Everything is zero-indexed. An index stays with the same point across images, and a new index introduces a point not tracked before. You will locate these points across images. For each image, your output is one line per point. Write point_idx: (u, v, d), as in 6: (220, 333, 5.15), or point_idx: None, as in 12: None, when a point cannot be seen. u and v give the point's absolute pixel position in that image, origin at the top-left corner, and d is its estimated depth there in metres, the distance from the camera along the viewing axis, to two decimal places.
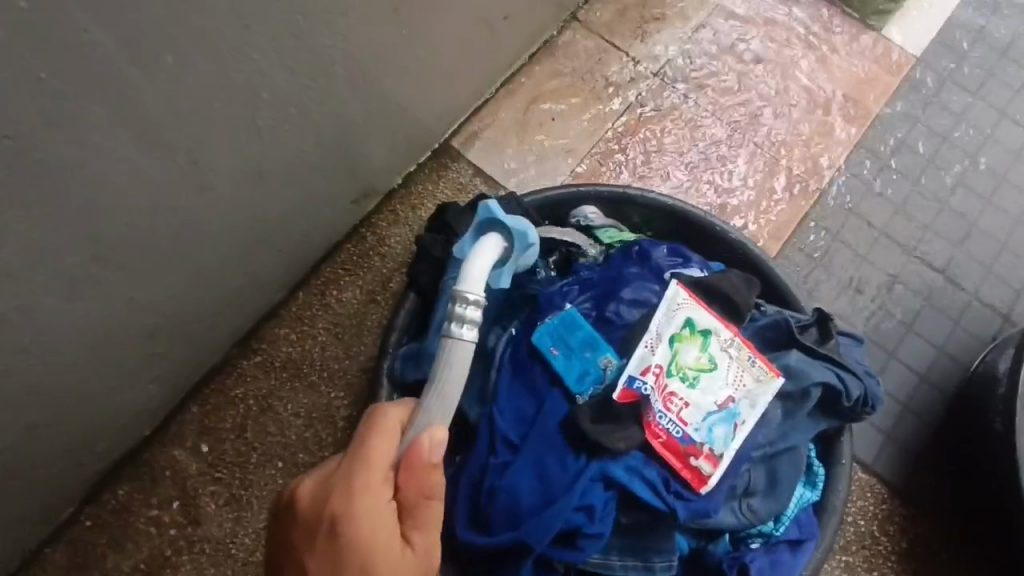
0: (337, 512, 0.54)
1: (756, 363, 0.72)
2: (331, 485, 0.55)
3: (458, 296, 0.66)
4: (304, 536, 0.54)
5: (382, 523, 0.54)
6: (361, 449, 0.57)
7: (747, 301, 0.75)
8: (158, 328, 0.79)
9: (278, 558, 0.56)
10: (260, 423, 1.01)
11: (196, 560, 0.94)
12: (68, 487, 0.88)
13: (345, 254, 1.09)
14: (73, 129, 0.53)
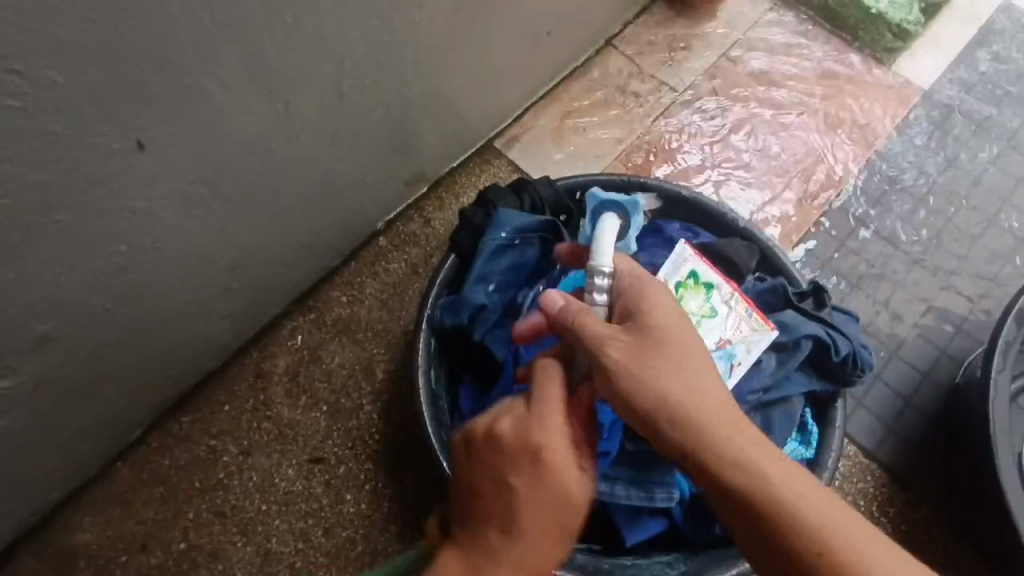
0: (539, 431, 0.65)
1: (753, 316, 0.81)
2: (527, 419, 0.66)
3: (595, 270, 0.71)
4: (510, 453, 0.65)
5: (565, 450, 0.65)
6: (544, 391, 0.68)
7: (746, 262, 0.86)
8: (237, 263, 0.93)
9: (477, 479, 0.66)
10: (309, 371, 1.13)
11: (245, 486, 1.05)
12: (144, 403, 1.01)
13: (395, 232, 1.23)
14: (209, 61, 0.69)
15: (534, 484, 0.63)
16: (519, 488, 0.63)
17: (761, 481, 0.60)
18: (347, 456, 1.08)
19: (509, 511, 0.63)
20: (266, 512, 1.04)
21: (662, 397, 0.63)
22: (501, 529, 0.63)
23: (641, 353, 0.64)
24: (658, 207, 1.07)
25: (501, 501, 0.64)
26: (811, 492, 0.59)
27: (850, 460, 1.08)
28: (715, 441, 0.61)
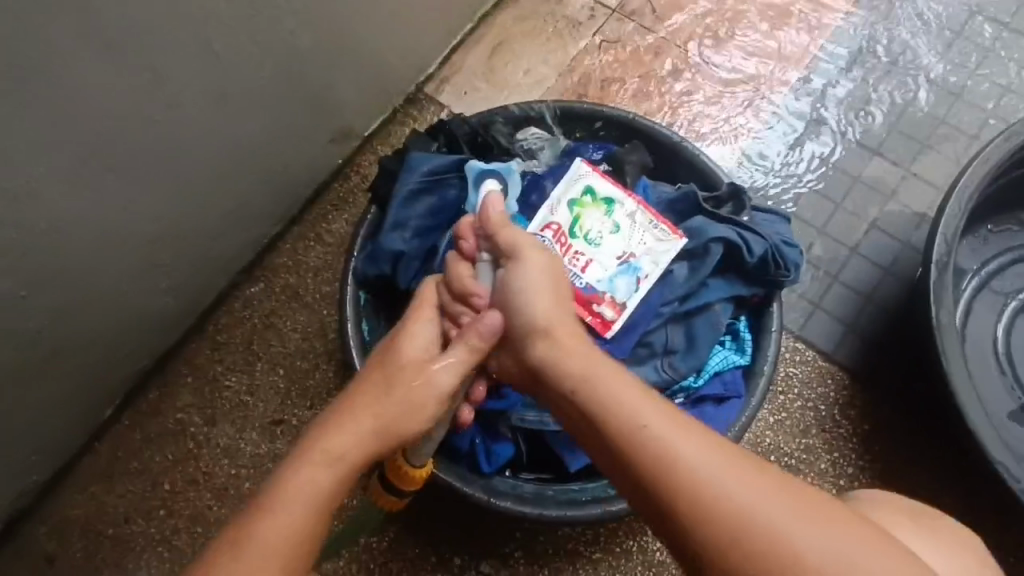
0: (392, 354, 0.72)
1: (659, 227, 0.80)
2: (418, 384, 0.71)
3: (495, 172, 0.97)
4: (391, 362, 0.71)
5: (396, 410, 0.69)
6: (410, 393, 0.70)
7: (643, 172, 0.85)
8: (154, 237, 0.95)
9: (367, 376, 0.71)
10: (263, 338, 1.16)
11: (212, 452, 1.11)
12: (103, 386, 1.05)
13: (334, 192, 1.23)
14: (39, 33, 0.69)
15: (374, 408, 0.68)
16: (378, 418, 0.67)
17: (614, 402, 0.63)
18: (307, 415, 1.12)
19: (383, 400, 0.68)
20: (237, 475, 1.09)
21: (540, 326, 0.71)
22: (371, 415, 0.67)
23: (537, 281, 0.74)
24: (583, 130, 1.03)
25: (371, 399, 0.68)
26: (658, 415, 0.61)
27: (809, 366, 1.04)
28: (574, 365, 0.67)
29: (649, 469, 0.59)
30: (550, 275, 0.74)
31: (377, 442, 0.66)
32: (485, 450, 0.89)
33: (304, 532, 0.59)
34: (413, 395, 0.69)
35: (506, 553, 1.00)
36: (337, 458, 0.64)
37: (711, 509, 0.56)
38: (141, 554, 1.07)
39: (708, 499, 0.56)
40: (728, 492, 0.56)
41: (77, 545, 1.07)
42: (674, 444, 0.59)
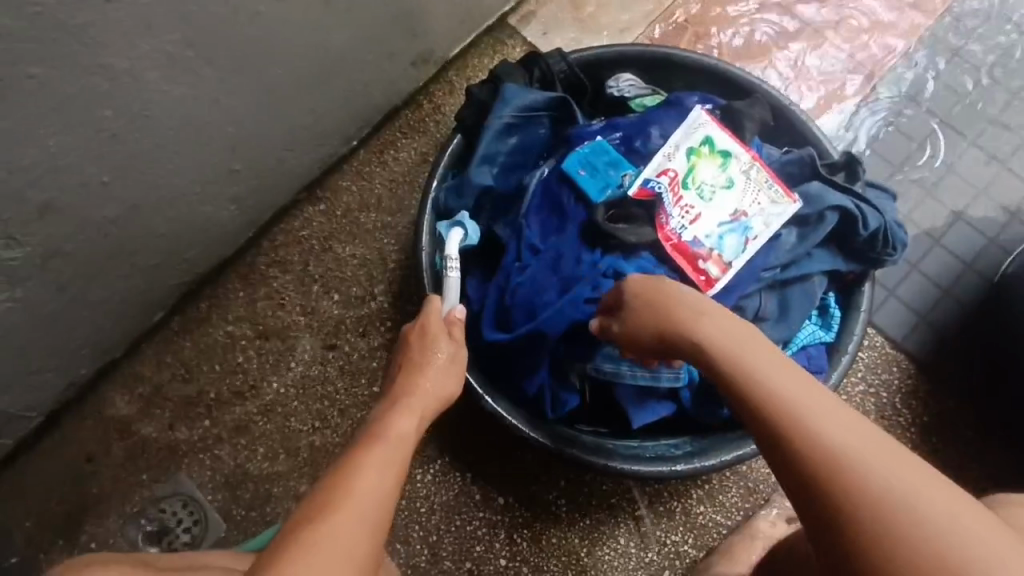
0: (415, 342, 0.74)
1: (773, 187, 0.80)
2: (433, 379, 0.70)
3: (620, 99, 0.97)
4: (418, 344, 0.74)
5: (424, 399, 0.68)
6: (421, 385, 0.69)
7: (752, 130, 0.86)
8: (235, 140, 0.91)
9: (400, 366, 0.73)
10: (321, 260, 1.13)
11: (262, 367, 1.09)
12: (162, 289, 1.03)
13: (405, 119, 1.18)
14: None
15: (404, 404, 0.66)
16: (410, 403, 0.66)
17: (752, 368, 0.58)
18: (361, 343, 1.10)
19: (424, 369, 0.71)
20: (285, 393, 1.08)
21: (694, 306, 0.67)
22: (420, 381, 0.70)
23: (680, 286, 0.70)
24: (682, 81, 0.98)
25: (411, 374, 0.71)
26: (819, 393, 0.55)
27: (876, 351, 1.03)
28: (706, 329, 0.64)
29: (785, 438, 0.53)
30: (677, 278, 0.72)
31: (430, 393, 0.69)
32: (553, 397, 0.86)
33: (403, 459, 0.59)
34: (445, 358, 0.73)
35: (549, 499, 0.99)
36: (404, 405, 0.66)
37: (831, 473, 0.50)
38: (183, 459, 1.06)
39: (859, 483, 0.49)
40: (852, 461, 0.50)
41: (120, 443, 1.06)
42: (826, 425, 0.52)
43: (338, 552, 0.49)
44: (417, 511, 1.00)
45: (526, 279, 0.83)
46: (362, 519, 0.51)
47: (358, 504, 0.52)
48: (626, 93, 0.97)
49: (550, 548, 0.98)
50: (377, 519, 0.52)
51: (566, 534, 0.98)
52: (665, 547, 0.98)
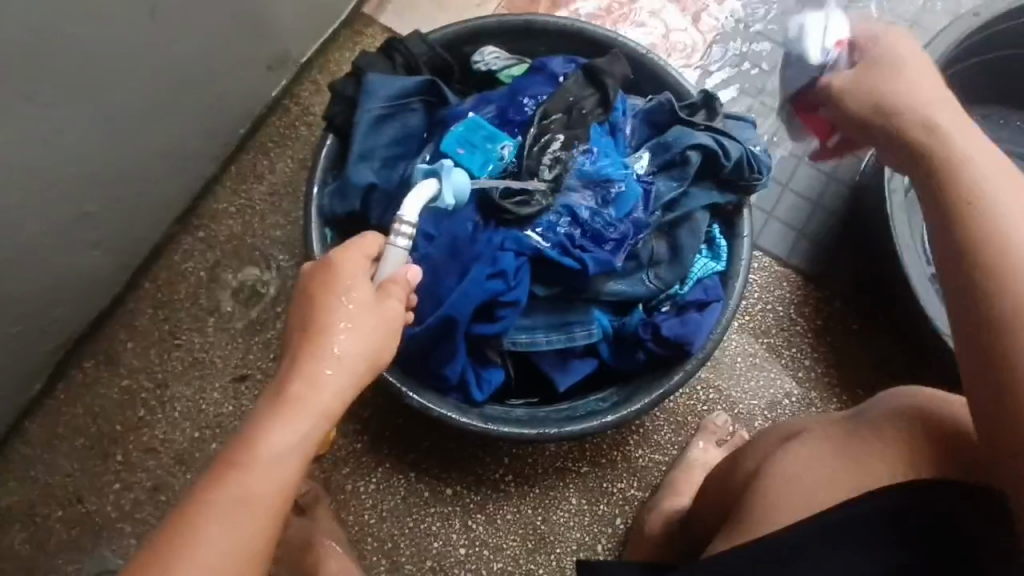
0: (321, 294, 0.58)
1: None
2: (342, 360, 0.56)
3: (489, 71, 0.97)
4: (320, 306, 0.58)
5: (326, 388, 0.55)
6: (330, 365, 0.56)
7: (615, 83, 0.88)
8: (81, 182, 0.84)
9: (302, 326, 0.57)
10: (212, 291, 1.07)
11: (170, 417, 1.02)
12: (34, 357, 0.93)
13: (273, 127, 1.13)
14: None
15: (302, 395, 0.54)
16: (307, 396, 0.54)
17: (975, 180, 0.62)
18: (273, 367, 1.05)
19: (328, 338, 0.56)
20: (200, 437, 1.02)
21: (945, 127, 0.65)
22: (320, 362, 0.56)
23: (932, 80, 0.68)
24: (544, 46, 0.99)
25: (310, 342, 0.56)
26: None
27: (767, 271, 1.11)
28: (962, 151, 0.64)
29: (1017, 287, 0.58)
30: (935, 75, 0.69)
31: (329, 378, 0.55)
32: (476, 378, 0.86)
33: (284, 482, 0.52)
34: (354, 318, 0.58)
35: (496, 479, 1.00)
36: (299, 398, 0.54)
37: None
38: (101, 533, 0.98)
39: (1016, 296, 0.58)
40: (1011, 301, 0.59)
41: (23, 533, 0.97)
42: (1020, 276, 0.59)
43: None
44: (367, 522, 0.98)
45: (424, 267, 0.82)
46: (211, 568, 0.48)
47: (215, 546, 0.49)
48: (493, 65, 0.97)
49: (506, 526, 0.99)
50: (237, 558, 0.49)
51: (518, 508, 1.00)
52: (613, 496, 1.01)
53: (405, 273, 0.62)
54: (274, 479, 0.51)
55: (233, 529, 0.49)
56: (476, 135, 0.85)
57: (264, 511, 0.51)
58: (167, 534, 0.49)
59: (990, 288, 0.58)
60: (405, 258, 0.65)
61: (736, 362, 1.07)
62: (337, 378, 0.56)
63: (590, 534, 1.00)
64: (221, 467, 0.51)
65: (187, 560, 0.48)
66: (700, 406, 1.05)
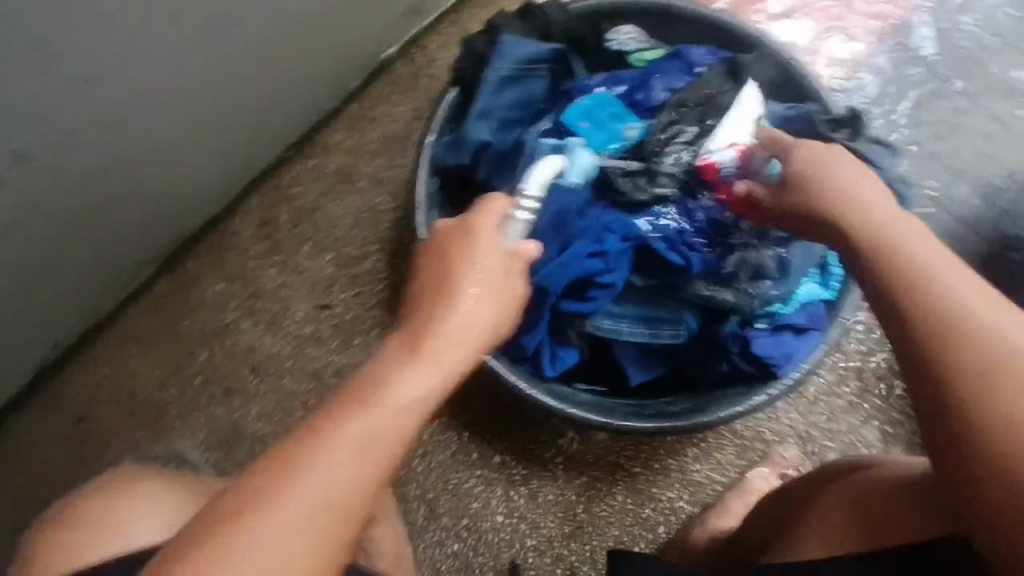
0: (455, 256, 0.57)
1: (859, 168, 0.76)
2: (468, 321, 0.54)
3: (621, 51, 0.94)
4: (452, 265, 0.57)
5: (450, 346, 0.53)
6: (456, 323, 0.54)
7: (757, 79, 0.84)
8: (218, 91, 0.88)
9: (432, 283, 0.57)
10: (312, 219, 1.11)
11: (254, 329, 1.08)
12: (146, 249, 1.00)
13: (396, 73, 1.15)
14: None
15: (422, 348, 0.52)
16: (432, 351, 0.52)
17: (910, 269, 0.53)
18: (353, 303, 1.08)
19: (459, 297, 0.55)
20: (277, 354, 1.07)
21: (861, 208, 0.59)
22: (446, 319, 0.54)
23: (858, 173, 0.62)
24: (682, 34, 0.95)
25: (441, 297, 0.55)
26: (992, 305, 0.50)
27: (873, 312, 1.03)
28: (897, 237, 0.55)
29: (967, 387, 0.49)
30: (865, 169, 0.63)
31: (458, 334, 0.53)
32: (551, 354, 0.86)
33: (398, 436, 0.49)
34: (485, 281, 0.56)
35: (546, 458, 1.00)
36: (423, 353, 0.52)
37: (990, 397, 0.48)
38: (175, 423, 1.05)
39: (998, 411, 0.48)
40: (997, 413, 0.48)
41: (109, 406, 1.05)
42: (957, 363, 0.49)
43: (284, 530, 0.46)
44: (414, 471, 1.00)
45: (525, 232, 0.81)
46: (314, 504, 0.47)
47: (320, 484, 0.47)
48: (626, 47, 0.94)
49: (547, 506, 0.99)
50: (340, 500, 0.47)
51: (563, 491, 0.99)
52: (660, 503, 0.99)
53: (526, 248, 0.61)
54: (385, 430, 0.49)
55: (344, 460, 0.47)
56: (603, 112, 0.84)
57: (372, 460, 0.48)
58: (280, 452, 0.48)
59: (942, 388, 0.50)
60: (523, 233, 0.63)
61: (818, 398, 1.01)
62: (460, 339, 0.53)
63: (629, 534, 0.98)
64: (335, 408, 0.49)
65: (297, 480, 0.47)
66: (771, 434, 1.01)
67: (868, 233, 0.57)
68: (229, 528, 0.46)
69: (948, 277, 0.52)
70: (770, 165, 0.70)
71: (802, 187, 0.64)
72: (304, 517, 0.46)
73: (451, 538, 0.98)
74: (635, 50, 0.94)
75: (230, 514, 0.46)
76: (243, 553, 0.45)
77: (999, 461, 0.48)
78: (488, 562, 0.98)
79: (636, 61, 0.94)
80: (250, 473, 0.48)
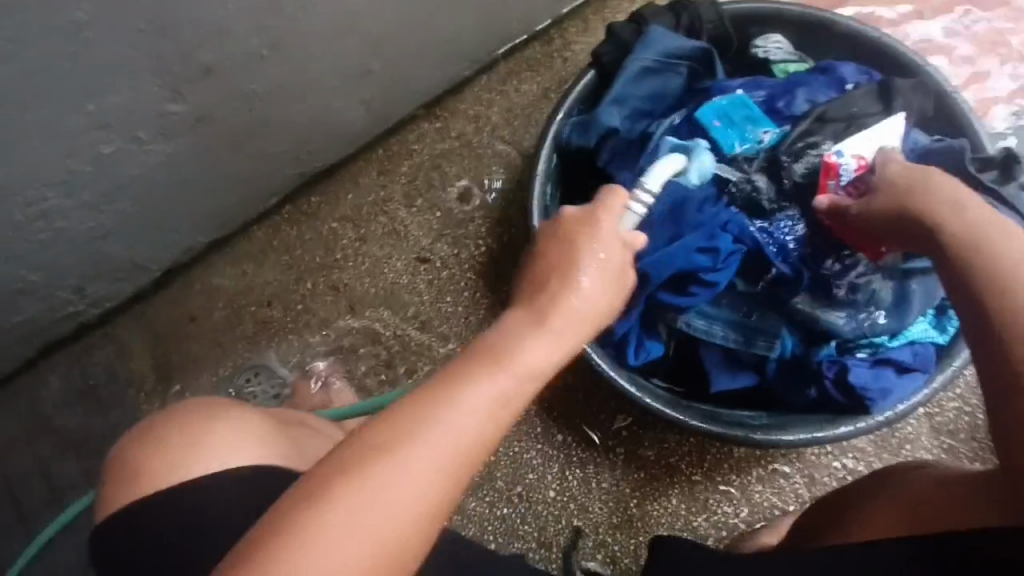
0: (576, 239, 0.56)
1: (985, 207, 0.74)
2: (586, 301, 0.53)
3: (765, 59, 0.93)
4: (571, 246, 0.56)
5: (570, 324, 0.52)
6: (576, 302, 0.52)
7: (907, 105, 0.81)
8: (376, 42, 0.94)
9: (545, 263, 0.55)
10: (428, 177, 1.17)
11: (357, 269, 1.15)
12: (280, 177, 1.08)
13: (532, 51, 1.18)
14: None
15: (541, 323, 0.51)
16: (551, 327, 0.51)
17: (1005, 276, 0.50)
18: (452, 262, 1.13)
19: (581, 278, 0.54)
20: (374, 296, 1.14)
21: (962, 221, 0.56)
22: (568, 299, 0.53)
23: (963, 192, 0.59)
24: (833, 51, 0.94)
25: (566, 278, 0.53)
26: None
27: None
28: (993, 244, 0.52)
29: None
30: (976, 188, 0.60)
31: (580, 316, 0.52)
32: (637, 343, 0.87)
33: (514, 408, 0.47)
34: (608, 267, 0.55)
35: (607, 446, 1.01)
36: (544, 329, 0.51)
37: None
38: (273, 339, 1.14)
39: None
40: None
41: (220, 313, 1.15)
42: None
43: (390, 489, 0.43)
44: None
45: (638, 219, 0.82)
46: (425, 466, 0.44)
47: (435, 446, 0.44)
48: (772, 55, 0.93)
49: (600, 492, 1.00)
50: (450, 466, 0.44)
51: (618, 482, 1.00)
52: (714, 515, 0.98)
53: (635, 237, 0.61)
54: (504, 400, 0.47)
55: (467, 433, 0.45)
56: (738, 115, 0.84)
57: (488, 430, 0.46)
58: (395, 417, 0.45)
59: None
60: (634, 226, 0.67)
61: (902, 448, 0.97)
62: (579, 319, 0.52)
63: None
64: (449, 372, 0.47)
65: (419, 447, 0.44)
66: (843, 472, 0.97)
67: (966, 238, 0.54)
68: (341, 481, 0.43)
69: None
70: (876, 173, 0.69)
71: (902, 198, 0.63)
72: (422, 487, 0.43)
73: (502, 502, 1.01)
74: (780, 60, 0.93)
75: (345, 476, 0.43)
76: (356, 518, 0.42)
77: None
78: (532, 532, 1.00)
79: (780, 69, 0.92)
80: (362, 439, 0.45)
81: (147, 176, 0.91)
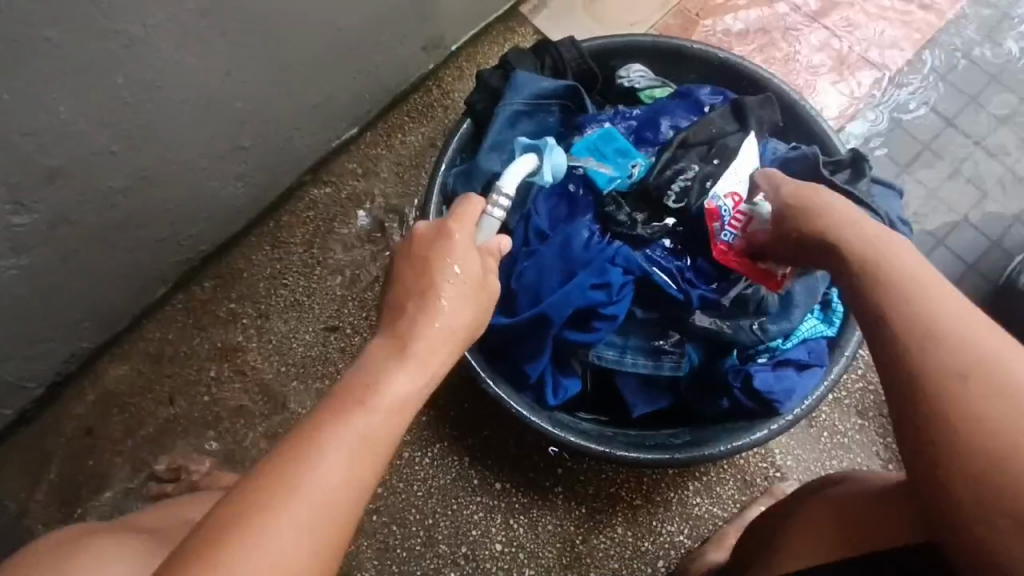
0: (431, 259, 0.60)
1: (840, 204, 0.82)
2: (446, 317, 0.57)
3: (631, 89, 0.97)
4: (425, 266, 0.60)
5: (434, 342, 0.55)
6: (435, 321, 0.56)
7: (759, 119, 0.87)
8: (244, 116, 0.91)
9: (404, 288, 0.59)
10: (325, 242, 1.13)
11: (265, 348, 1.09)
12: (164, 265, 1.02)
13: (413, 104, 1.18)
14: None
15: (406, 347, 0.54)
16: (416, 348, 0.54)
17: (891, 286, 0.54)
18: (362, 325, 1.10)
19: (439, 297, 0.58)
20: (285, 373, 1.09)
21: (847, 236, 0.61)
22: (430, 319, 0.56)
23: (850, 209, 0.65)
24: (688, 73, 0.99)
25: (424, 302, 0.57)
26: (965, 320, 0.50)
27: None
28: (875, 252, 0.58)
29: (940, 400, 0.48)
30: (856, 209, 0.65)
31: (441, 336, 0.56)
32: (553, 382, 0.86)
33: (394, 431, 0.49)
34: (464, 284, 0.59)
35: (547, 487, 1.00)
36: (410, 352, 0.54)
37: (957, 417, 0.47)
38: (183, 436, 1.06)
39: (947, 419, 0.48)
40: (956, 429, 0.47)
41: (118, 419, 1.06)
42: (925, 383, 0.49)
43: (271, 537, 0.43)
44: (414, 495, 1.00)
45: (532, 263, 0.83)
46: (308, 506, 0.44)
47: (315, 485, 0.45)
48: (637, 84, 0.97)
49: (546, 535, 0.98)
50: (335, 500, 0.45)
51: (562, 521, 0.99)
52: (660, 537, 0.98)
53: (497, 242, 0.65)
54: (381, 426, 0.49)
55: (340, 469, 0.46)
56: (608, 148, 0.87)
57: (368, 458, 0.47)
58: (269, 467, 0.45)
59: (920, 403, 0.49)
60: (495, 229, 0.68)
61: (821, 437, 1.01)
62: (440, 336, 0.56)
63: (628, 567, 0.98)
64: (322, 409, 0.49)
65: (292, 494, 0.44)
66: (772, 470, 1.00)
67: (853, 254, 0.59)
68: (217, 542, 0.42)
69: (919, 293, 0.52)
70: (760, 207, 0.76)
71: (795, 219, 0.68)
72: (303, 532, 0.44)
73: (448, 567, 0.98)
74: (646, 88, 0.97)
75: (217, 541, 0.42)
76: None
77: (972, 474, 0.47)
78: None
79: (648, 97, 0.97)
80: (232, 498, 0.45)
81: (4, 291, 0.83)
